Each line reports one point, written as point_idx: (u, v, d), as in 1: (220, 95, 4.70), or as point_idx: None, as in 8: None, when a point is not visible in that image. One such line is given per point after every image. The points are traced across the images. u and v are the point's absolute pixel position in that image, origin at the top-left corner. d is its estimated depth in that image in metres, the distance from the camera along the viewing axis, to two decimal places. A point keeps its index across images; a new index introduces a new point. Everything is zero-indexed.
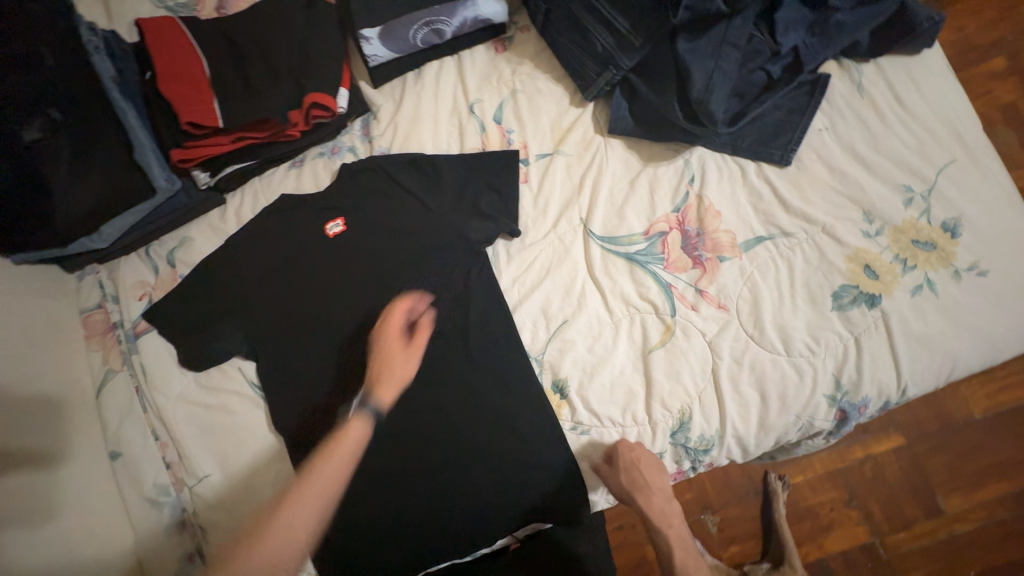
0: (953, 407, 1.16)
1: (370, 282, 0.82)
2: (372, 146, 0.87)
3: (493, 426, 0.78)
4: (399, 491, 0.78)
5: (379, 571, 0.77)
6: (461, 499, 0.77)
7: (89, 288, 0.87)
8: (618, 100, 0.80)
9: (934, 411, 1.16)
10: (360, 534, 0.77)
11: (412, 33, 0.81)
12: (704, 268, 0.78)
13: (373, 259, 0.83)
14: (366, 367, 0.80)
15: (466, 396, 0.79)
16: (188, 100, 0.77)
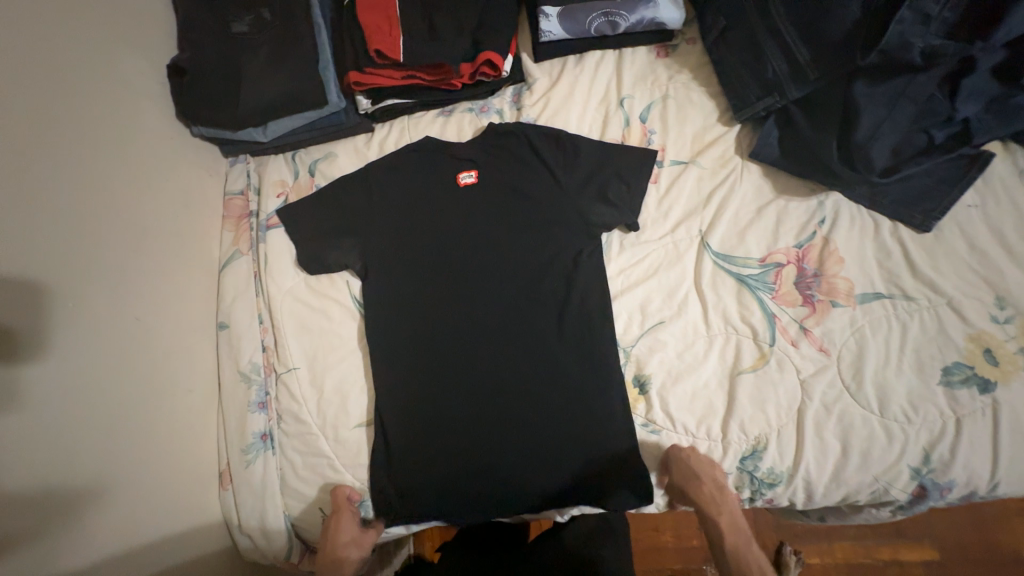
0: (1002, 537, 1.10)
1: (487, 237, 0.87)
2: (519, 113, 0.91)
3: (568, 401, 0.80)
4: (465, 428, 0.81)
5: (422, 498, 0.79)
6: (519, 455, 0.79)
7: (236, 175, 0.95)
8: (769, 127, 0.82)
9: (986, 538, 1.09)
10: (416, 456, 0.80)
11: (589, 20, 0.86)
12: (814, 309, 0.78)
13: (495, 216, 0.87)
14: (464, 312, 0.85)
15: (549, 365, 0.81)
16: (378, 31, 0.83)
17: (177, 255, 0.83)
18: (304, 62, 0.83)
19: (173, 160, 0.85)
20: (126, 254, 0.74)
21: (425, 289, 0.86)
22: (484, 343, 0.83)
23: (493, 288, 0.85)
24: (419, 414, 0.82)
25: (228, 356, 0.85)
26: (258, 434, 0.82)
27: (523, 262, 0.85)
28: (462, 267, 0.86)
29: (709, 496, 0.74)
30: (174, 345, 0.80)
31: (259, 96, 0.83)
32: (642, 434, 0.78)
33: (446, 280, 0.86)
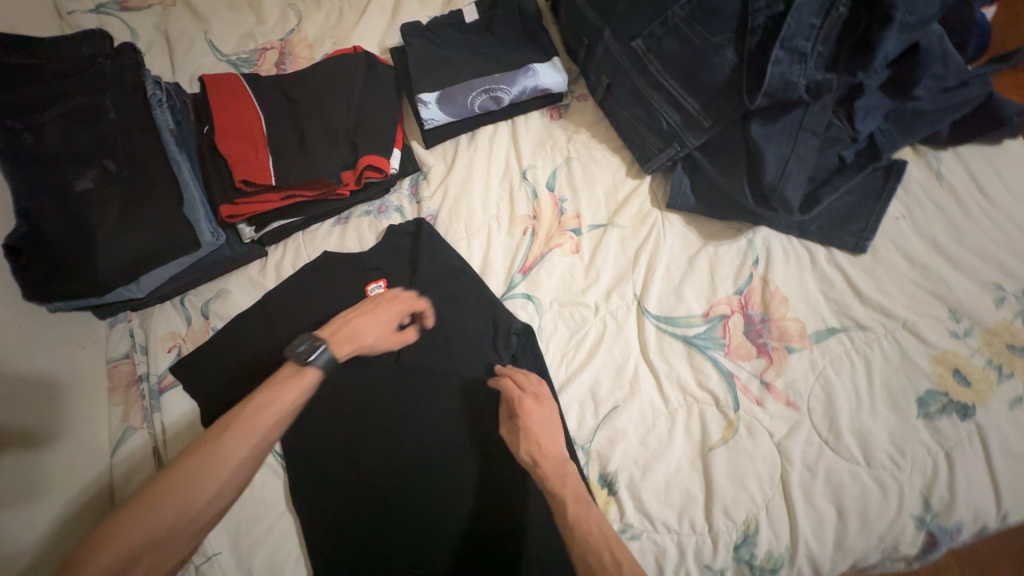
0: None
1: (405, 395, 0.76)
2: (420, 207, 0.84)
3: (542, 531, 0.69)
4: (415, 494, 0.72)
5: None
6: (487, 514, 0.71)
7: (118, 337, 0.83)
8: (679, 176, 0.77)
9: None
10: (359, 536, 0.71)
11: (470, 99, 0.81)
12: (771, 358, 0.72)
13: (408, 377, 0.77)
14: (403, 420, 0.75)
15: (495, 520, 0.70)
16: (244, 158, 0.76)
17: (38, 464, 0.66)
18: (168, 207, 0.75)
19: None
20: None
21: (345, 475, 0.74)
22: (414, 537, 0.70)
23: (411, 431, 0.75)
24: (367, 499, 0.73)
25: None
26: None
27: (454, 408, 0.75)
28: (382, 443, 0.75)
29: (557, 461, 0.66)
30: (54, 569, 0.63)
31: (118, 253, 0.73)
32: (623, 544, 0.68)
33: (361, 462, 0.74)
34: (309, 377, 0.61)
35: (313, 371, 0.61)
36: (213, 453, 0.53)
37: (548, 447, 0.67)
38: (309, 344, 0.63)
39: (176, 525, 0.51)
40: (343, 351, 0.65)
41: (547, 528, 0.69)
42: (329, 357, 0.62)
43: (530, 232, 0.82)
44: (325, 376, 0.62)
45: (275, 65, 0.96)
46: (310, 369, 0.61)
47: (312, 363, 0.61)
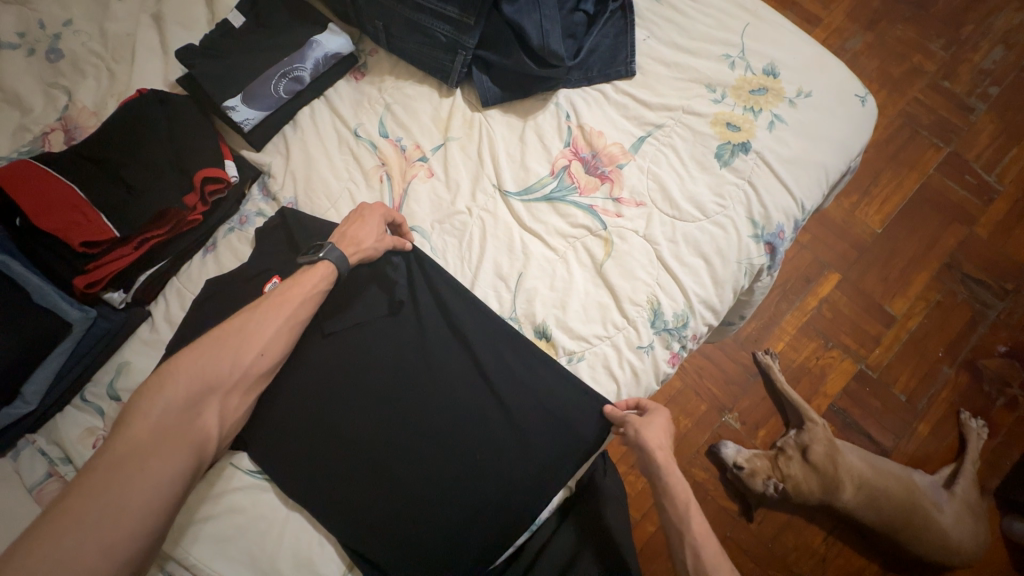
0: (872, 242, 1.58)
1: (374, 388, 0.79)
2: (278, 201, 0.88)
3: (511, 396, 0.78)
4: (396, 432, 0.77)
5: (446, 536, 0.75)
6: (463, 412, 0.78)
7: (29, 464, 0.76)
8: (478, 76, 0.90)
9: (886, 281, 1.55)
10: (368, 493, 0.76)
11: (273, 87, 0.87)
12: (611, 180, 0.88)
13: (353, 353, 0.81)
14: (355, 381, 0.80)
15: (469, 410, 0.78)
16: (71, 224, 0.75)
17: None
18: (16, 305, 0.74)
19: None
20: None
21: (351, 482, 0.76)
22: (435, 502, 0.75)
23: (365, 385, 0.80)
24: (358, 460, 0.77)
25: None
26: None
27: (425, 377, 0.79)
28: (372, 437, 0.77)
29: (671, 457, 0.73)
30: None
31: None
32: (574, 369, 0.81)
33: (361, 465, 0.77)
34: (324, 269, 0.74)
35: (325, 265, 0.75)
36: (260, 318, 0.70)
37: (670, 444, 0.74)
38: (318, 247, 0.76)
39: (225, 374, 0.66)
40: (350, 250, 0.76)
41: (517, 390, 0.78)
42: (338, 253, 0.75)
43: (385, 177, 0.89)
44: (337, 270, 0.75)
45: (65, 142, 0.93)
46: (323, 263, 0.74)
47: (323, 257, 0.74)
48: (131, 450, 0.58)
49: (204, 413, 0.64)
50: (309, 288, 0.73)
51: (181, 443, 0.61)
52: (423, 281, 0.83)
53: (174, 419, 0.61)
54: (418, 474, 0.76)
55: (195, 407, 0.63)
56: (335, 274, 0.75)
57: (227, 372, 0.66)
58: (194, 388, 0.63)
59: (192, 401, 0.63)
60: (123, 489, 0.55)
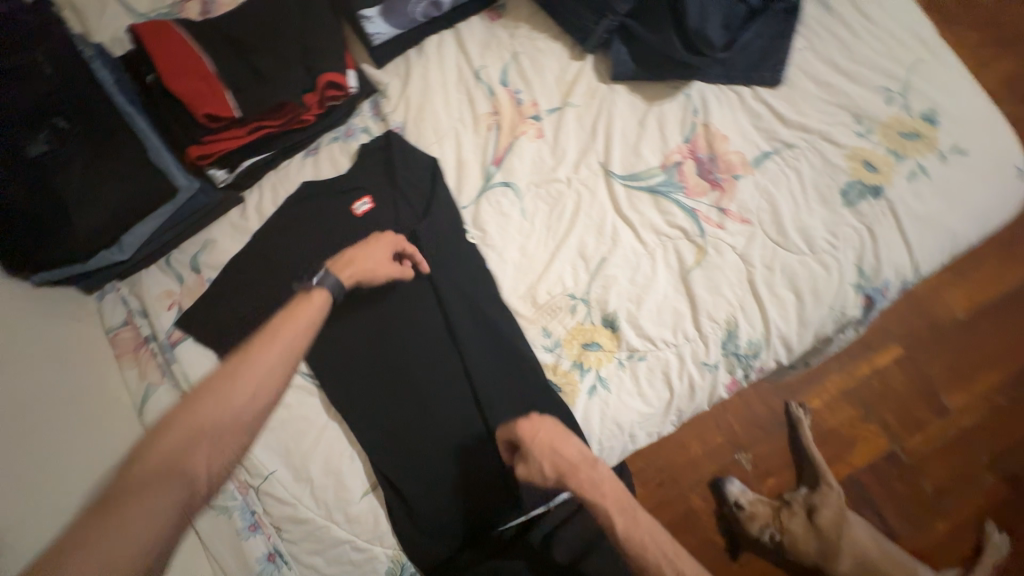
0: (949, 327, 1.47)
1: (444, 332, 0.81)
2: (386, 123, 0.88)
3: (538, 385, 0.78)
4: (444, 376, 0.80)
5: (467, 485, 0.77)
6: (506, 379, 0.79)
7: (111, 306, 0.82)
8: (617, 47, 0.86)
9: (952, 371, 1.45)
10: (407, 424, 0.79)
11: (412, 8, 0.84)
12: (723, 189, 0.83)
13: (421, 292, 0.82)
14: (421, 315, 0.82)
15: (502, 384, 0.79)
16: (199, 94, 0.76)
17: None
18: (134, 159, 0.76)
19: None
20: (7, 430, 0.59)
21: (392, 410, 0.79)
22: (455, 454, 0.78)
23: (424, 326, 0.81)
24: (403, 392, 0.80)
25: None
26: (245, 528, 0.74)
27: (474, 337, 0.80)
28: (433, 376, 0.80)
29: (572, 463, 0.67)
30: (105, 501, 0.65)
31: (98, 207, 0.73)
32: (632, 366, 0.79)
33: (405, 397, 0.79)
34: (320, 297, 0.65)
35: (322, 293, 0.66)
36: (258, 350, 0.59)
37: (567, 463, 0.67)
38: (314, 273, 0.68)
39: (222, 414, 0.54)
40: (348, 279, 0.69)
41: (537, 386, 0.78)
42: (333, 280, 0.67)
43: (495, 127, 0.88)
44: (332, 299, 0.67)
45: (198, 12, 0.94)
46: (318, 291, 0.66)
47: (319, 284, 0.66)
48: (126, 495, 0.49)
49: (198, 459, 0.52)
50: (301, 325, 0.62)
51: (174, 491, 0.50)
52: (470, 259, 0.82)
53: (172, 463, 0.51)
54: (450, 422, 0.79)
55: (180, 454, 0.52)
56: (334, 299, 0.67)
57: (222, 412, 0.55)
58: (186, 430, 0.53)
59: (184, 441, 0.53)
60: (107, 542, 0.45)
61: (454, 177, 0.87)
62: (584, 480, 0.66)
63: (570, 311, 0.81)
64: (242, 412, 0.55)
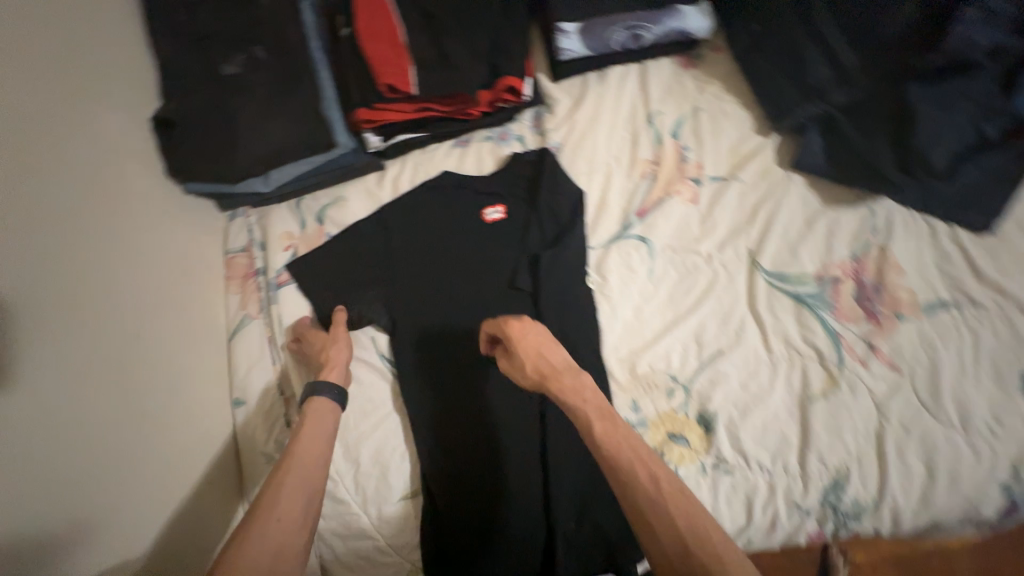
0: None
1: None
2: (543, 139, 0.85)
3: None
4: (517, 411, 0.76)
5: (501, 531, 0.73)
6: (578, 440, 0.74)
7: (238, 230, 0.86)
8: (814, 137, 0.79)
9: None
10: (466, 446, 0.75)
11: (613, 35, 0.81)
12: (880, 324, 0.74)
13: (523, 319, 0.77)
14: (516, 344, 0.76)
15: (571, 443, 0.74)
16: (386, 63, 0.76)
17: (99, 455, 0.56)
18: (307, 104, 0.75)
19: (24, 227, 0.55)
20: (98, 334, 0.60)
21: (456, 425, 0.76)
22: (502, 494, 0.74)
23: None
24: (471, 411, 0.77)
25: (257, 430, 0.76)
26: None
27: None
28: (507, 407, 0.76)
29: (559, 368, 0.58)
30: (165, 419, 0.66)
31: (263, 141, 0.75)
32: (714, 476, 0.72)
33: (471, 416, 0.77)
34: (321, 404, 0.62)
35: (321, 400, 0.63)
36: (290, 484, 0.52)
37: (552, 363, 0.59)
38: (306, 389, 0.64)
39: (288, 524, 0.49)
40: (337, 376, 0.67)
41: None
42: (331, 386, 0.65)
43: (650, 176, 0.83)
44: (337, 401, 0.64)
45: None
46: (319, 401, 0.63)
47: (320, 393, 0.64)
48: None
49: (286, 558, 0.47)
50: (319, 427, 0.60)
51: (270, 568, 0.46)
52: (583, 304, 0.77)
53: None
54: (507, 461, 0.75)
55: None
56: (339, 405, 0.64)
57: (279, 537, 0.48)
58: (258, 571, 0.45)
59: None
60: None
61: (592, 213, 0.82)
62: (559, 385, 0.57)
63: (667, 393, 0.75)
64: (302, 504, 0.51)
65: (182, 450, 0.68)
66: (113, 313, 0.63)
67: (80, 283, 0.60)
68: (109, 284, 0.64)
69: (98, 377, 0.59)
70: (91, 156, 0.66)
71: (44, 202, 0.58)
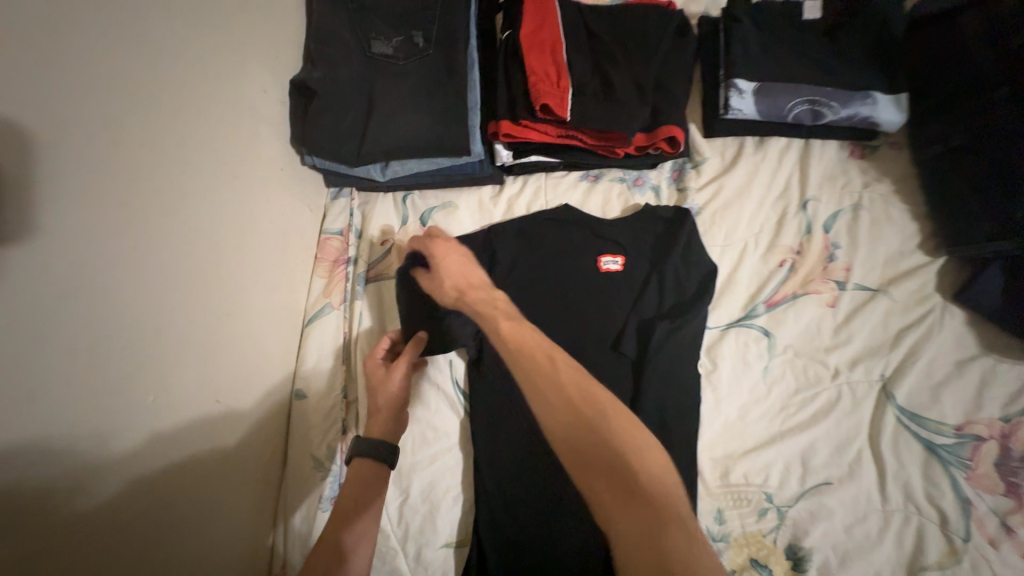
0: None
1: None
2: (681, 195, 0.79)
3: None
4: None
5: None
6: None
7: (338, 211, 0.83)
8: (993, 273, 0.69)
9: None
10: (523, 514, 0.66)
11: (790, 105, 0.74)
12: (1020, 502, 0.64)
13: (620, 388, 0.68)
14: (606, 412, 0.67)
15: None
16: (545, 80, 0.70)
17: (145, 464, 0.51)
18: (450, 102, 0.71)
19: (138, 201, 0.50)
20: (162, 286, 0.53)
21: (518, 486, 0.67)
22: None
23: None
24: (539, 477, 0.67)
25: (313, 431, 0.70)
26: (327, 498, 0.68)
27: None
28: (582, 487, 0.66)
29: (459, 267, 0.64)
30: (214, 396, 0.59)
31: (397, 132, 0.70)
32: None
33: (538, 485, 0.67)
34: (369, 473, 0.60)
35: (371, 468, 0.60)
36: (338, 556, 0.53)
37: (470, 277, 0.62)
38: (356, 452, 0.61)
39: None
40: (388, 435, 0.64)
41: None
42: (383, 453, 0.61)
43: (788, 267, 0.75)
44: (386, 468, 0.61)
45: None
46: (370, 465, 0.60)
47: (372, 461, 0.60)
48: None
49: None
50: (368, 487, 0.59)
51: None
52: (688, 388, 0.68)
53: None
54: (567, 547, 0.64)
55: None
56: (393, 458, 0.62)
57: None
58: None
59: None
60: None
61: (716, 290, 0.75)
62: (473, 296, 0.59)
63: (756, 512, 0.67)
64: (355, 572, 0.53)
65: (213, 434, 0.59)
66: (181, 266, 0.55)
67: (180, 263, 0.55)
68: (208, 267, 0.59)
69: (141, 333, 0.50)
70: (224, 109, 0.63)
71: (167, 165, 0.53)
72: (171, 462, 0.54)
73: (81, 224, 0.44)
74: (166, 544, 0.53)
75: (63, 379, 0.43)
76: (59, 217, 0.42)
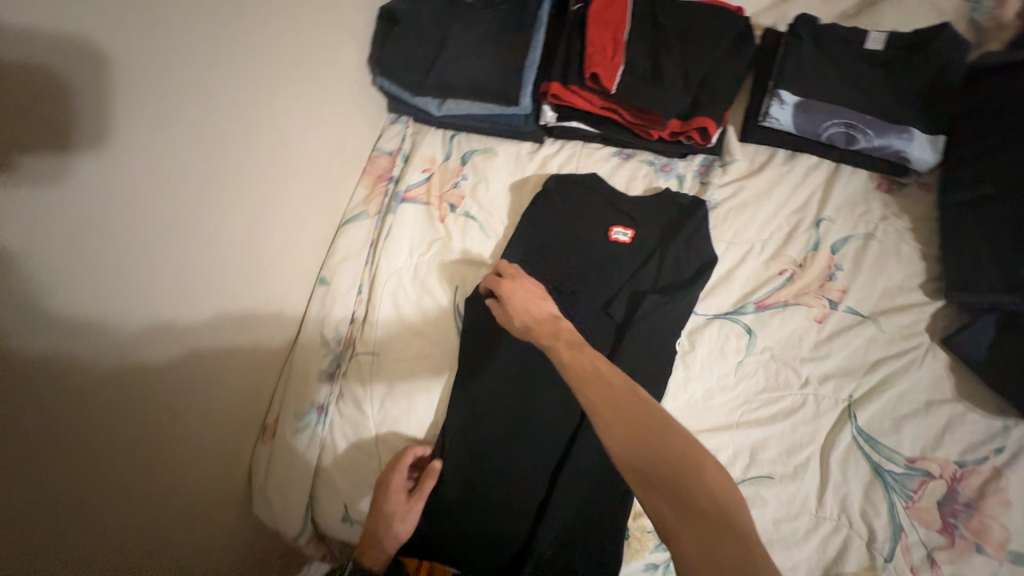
0: None
1: None
2: (703, 188, 0.84)
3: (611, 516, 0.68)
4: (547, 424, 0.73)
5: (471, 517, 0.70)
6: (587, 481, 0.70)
7: (392, 134, 0.93)
8: (987, 322, 0.72)
9: None
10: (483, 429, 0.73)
11: (826, 124, 0.78)
12: (952, 542, 0.65)
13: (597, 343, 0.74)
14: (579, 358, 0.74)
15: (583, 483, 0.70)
16: (601, 52, 0.76)
17: (212, 277, 0.60)
18: (512, 54, 0.79)
19: (238, 59, 0.59)
20: (243, 138, 0.62)
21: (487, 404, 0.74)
22: (494, 488, 0.72)
23: None
24: (507, 400, 0.75)
25: (324, 315, 0.79)
26: (325, 373, 0.76)
27: None
28: (547, 416, 0.74)
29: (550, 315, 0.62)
30: (260, 249, 0.70)
31: (460, 71, 0.79)
32: None
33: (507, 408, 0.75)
34: None
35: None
36: None
37: (537, 309, 0.63)
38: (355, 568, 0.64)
39: None
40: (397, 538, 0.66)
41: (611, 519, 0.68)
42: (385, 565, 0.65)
43: (786, 275, 0.79)
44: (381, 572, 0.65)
45: None
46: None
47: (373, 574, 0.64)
48: None
49: None
50: None
51: None
52: (661, 357, 0.74)
53: None
54: (516, 463, 0.72)
55: None
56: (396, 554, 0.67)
57: None
58: None
59: None
60: None
61: (711, 282, 0.80)
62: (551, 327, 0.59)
63: None
64: None
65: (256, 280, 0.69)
66: (258, 128, 0.65)
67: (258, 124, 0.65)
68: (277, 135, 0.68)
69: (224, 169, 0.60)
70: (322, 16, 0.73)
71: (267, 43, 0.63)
72: (222, 287, 0.62)
73: (204, 62, 0.54)
74: (212, 354, 0.62)
75: (172, 175, 0.52)
76: (193, 46, 0.52)
